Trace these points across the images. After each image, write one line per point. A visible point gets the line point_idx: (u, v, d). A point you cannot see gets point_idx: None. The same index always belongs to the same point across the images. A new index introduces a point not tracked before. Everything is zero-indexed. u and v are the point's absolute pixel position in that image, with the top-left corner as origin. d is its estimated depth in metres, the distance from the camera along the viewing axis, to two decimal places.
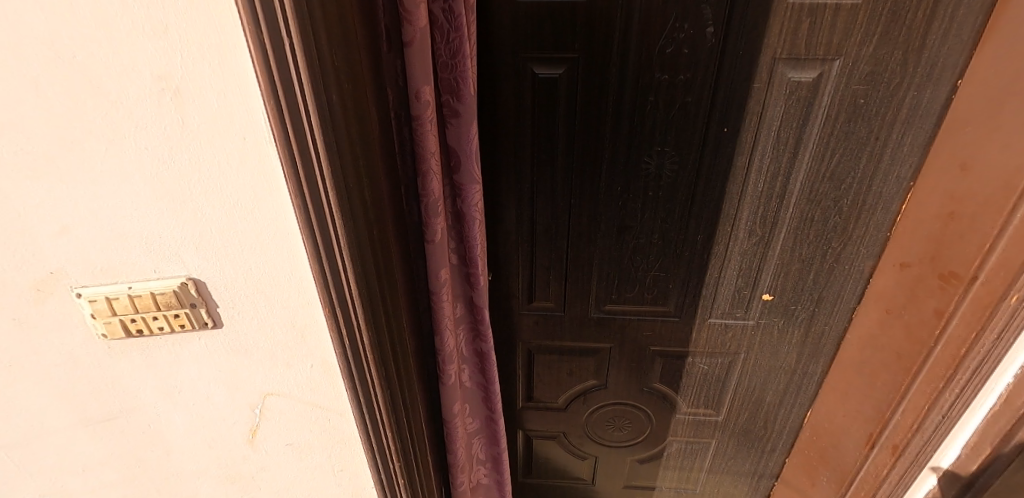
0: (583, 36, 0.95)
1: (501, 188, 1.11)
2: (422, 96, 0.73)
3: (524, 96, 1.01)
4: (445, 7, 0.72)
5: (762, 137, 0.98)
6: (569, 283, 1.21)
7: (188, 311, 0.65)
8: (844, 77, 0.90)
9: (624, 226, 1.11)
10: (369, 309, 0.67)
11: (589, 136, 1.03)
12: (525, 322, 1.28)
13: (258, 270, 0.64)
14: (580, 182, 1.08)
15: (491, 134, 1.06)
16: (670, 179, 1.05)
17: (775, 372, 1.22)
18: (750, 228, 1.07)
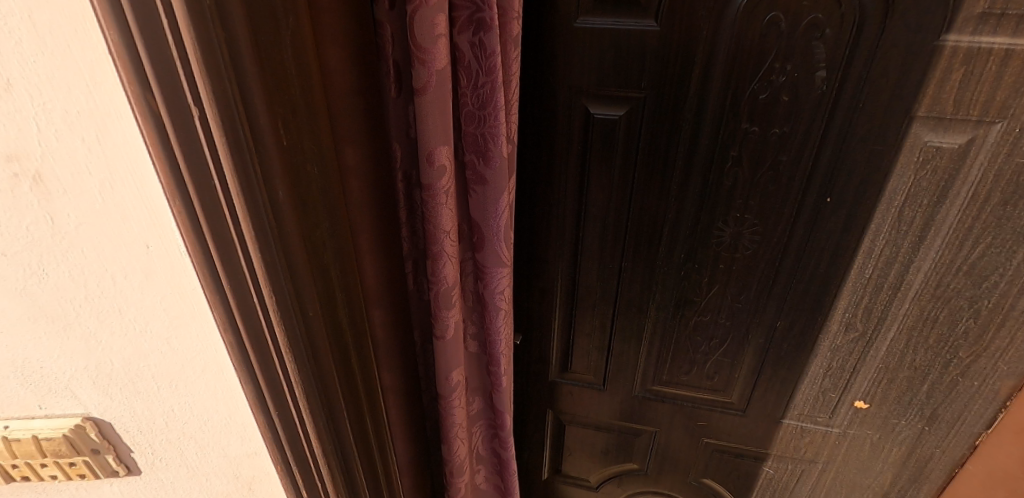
0: (652, 73, 0.78)
1: (543, 240, 0.98)
2: (436, 160, 0.54)
3: (575, 137, 0.86)
4: (474, 42, 0.53)
5: (879, 212, 0.77)
6: (613, 356, 1.06)
7: (87, 460, 0.46)
8: (1002, 148, 0.69)
9: (685, 299, 0.95)
10: (335, 462, 0.49)
11: (651, 195, 0.88)
12: (559, 389, 1.15)
13: (186, 412, 0.44)
14: (637, 245, 0.93)
15: (534, 179, 0.92)
16: (747, 255, 0.87)
17: (860, 491, 1.00)
18: (847, 320, 0.86)
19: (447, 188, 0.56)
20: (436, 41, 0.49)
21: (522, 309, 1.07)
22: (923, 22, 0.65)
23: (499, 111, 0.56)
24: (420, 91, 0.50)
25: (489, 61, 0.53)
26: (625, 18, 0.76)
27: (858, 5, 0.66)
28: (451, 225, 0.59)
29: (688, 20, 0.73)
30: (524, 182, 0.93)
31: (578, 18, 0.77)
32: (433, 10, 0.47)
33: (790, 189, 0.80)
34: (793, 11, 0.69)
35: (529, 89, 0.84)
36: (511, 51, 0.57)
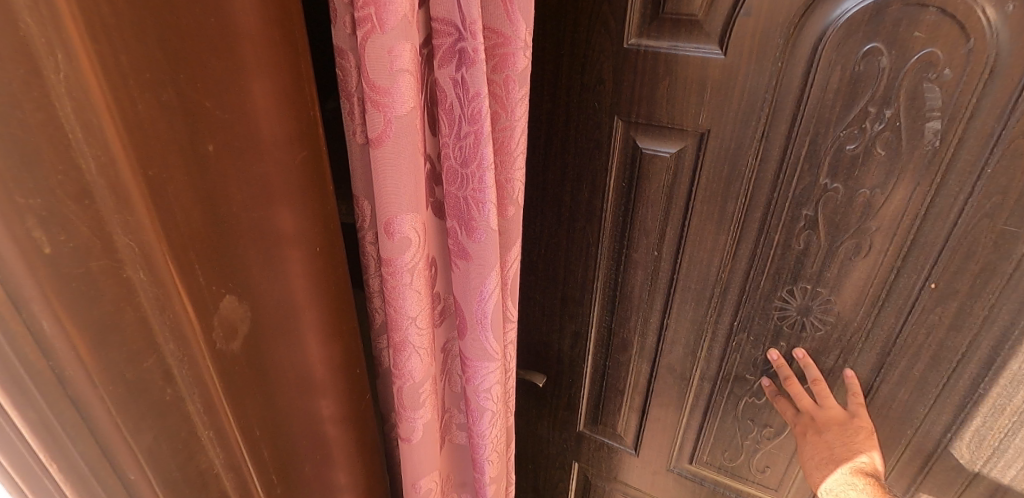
0: (712, 106, 0.65)
1: (574, 282, 0.87)
2: (398, 232, 0.50)
3: (612, 170, 0.75)
4: (456, 78, 0.47)
5: (996, 315, 0.60)
6: (647, 421, 0.93)
7: None
8: None
9: (734, 375, 0.81)
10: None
11: (700, 249, 0.74)
12: (586, 446, 1.03)
13: None
14: (680, 305, 0.79)
15: (569, 214, 0.82)
16: (818, 336, 0.72)
17: None
18: (950, 446, 0.69)
19: (412, 267, 0.52)
20: (398, 79, 0.44)
21: (550, 354, 0.96)
22: None
23: (483, 170, 0.49)
24: (376, 138, 0.46)
25: (472, 105, 0.47)
26: (683, 39, 0.64)
27: (993, 42, 0.51)
28: (421, 309, 0.54)
29: (760, 45, 0.60)
30: (559, 217, 0.82)
31: (628, 35, 0.67)
32: (392, 41, 0.42)
33: (879, 265, 0.64)
34: (899, 43, 0.54)
35: (570, 114, 0.75)
36: (515, 87, 0.50)
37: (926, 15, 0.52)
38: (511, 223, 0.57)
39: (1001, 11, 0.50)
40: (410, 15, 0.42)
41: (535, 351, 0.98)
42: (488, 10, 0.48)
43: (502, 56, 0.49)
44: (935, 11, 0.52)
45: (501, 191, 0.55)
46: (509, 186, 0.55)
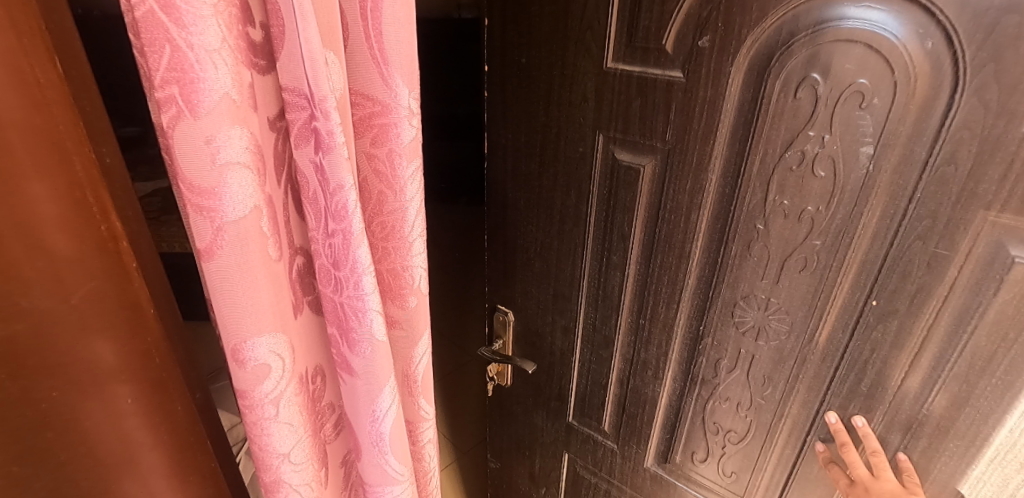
0: (676, 123, 0.72)
1: (563, 279, 0.95)
2: (253, 361, 0.50)
3: (594, 179, 0.84)
4: (315, 161, 0.49)
5: (934, 334, 0.63)
6: (626, 416, 0.99)
7: None
8: None
9: (701, 377, 0.86)
10: None
11: (669, 255, 0.80)
12: (572, 436, 1.10)
13: None
14: (653, 306, 0.86)
15: (559, 216, 0.91)
16: (774, 345, 0.76)
17: None
18: (894, 456, 0.71)
19: (276, 398, 0.53)
20: (226, 175, 0.44)
21: (543, 345, 1.05)
22: (1009, 101, 0.52)
23: (361, 275, 0.52)
24: (206, 249, 0.45)
25: (337, 198, 0.49)
26: (651, 62, 0.72)
27: (916, 76, 0.56)
28: (297, 434, 0.56)
29: (714, 71, 0.67)
30: (550, 218, 0.92)
31: (607, 59, 0.75)
32: (212, 130, 0.42)
33: (824, 280, 0.68)
34: (832, 73, 0.60)
35: (560, 127, 0.84)
36: (401, 161, 0.55)
37: (855, 49, 0.58)
38: (415, 312, 0.62)
39: (921, 46, 0.55)
40: (238, 97, 0.43)
41: (531, 342, 1.06)
42: (364, 81, 0.52)
43: (387, 126, 0.53)
44: (863, 45, 0.57)
45: (398, 280, 0.60)
46: (407, 273, 0.60)
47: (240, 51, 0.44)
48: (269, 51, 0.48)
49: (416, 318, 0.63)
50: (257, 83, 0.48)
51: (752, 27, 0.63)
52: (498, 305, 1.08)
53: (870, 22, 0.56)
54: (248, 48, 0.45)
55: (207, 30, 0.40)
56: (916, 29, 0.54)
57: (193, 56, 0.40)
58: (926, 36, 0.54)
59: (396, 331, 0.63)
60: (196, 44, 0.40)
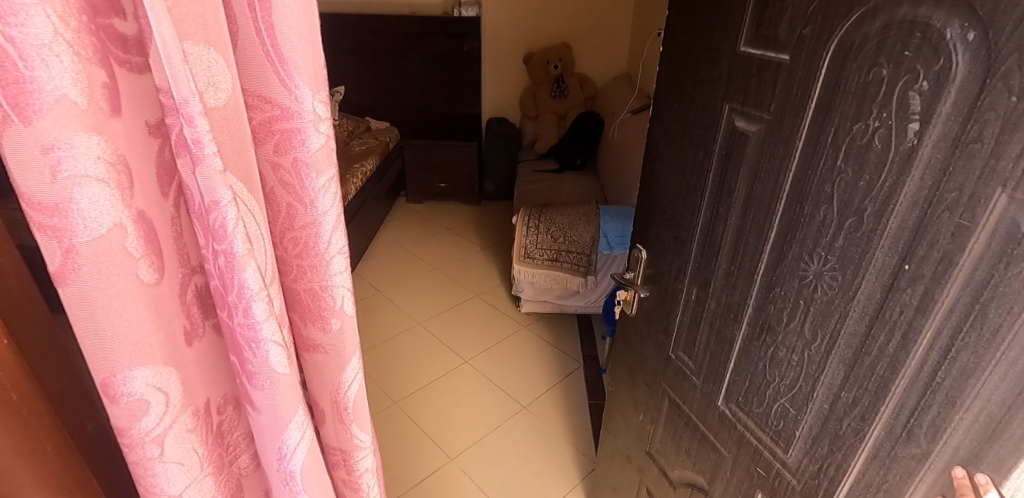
0: (779, 98, 0.75)
1: (684, 225, 1.02)
2: (128, 395, 0.38)
3: (716, 142, 0.89)
4: (190, 171, 0.37)
5: (952, 303, 0.59)
6: (711, 356, 1.00)
7: None
8: None
9: (767, 325, 0.85)
10: None
11: (760, 208, 0.82)
12: (669, 368, 1.14)
13: None
14: (744, 255, 0.88)
15: (691, 173, 0.98)
16: (826, 300, 0.74)
17: None
18: None
19: (161, 435, 0.40)
20: (73, 190, 0.32)
21: (664, 282, 1.11)
22: None
23: (251, 300, 0.39)
24: (55, 274, 0.34)
25: (212, 215, 0.37)
26: (768, 46, 0.76)
27: (957, 65, 0.54)
28: (191, 475, 0.43)
29: (810, 55, 0.69)
30: (684, 173, 1.00)
31: (740, 43, 0.82)
32: (52, 134, 0.31)
33: (875, 241, 0.66)
34: (894, 59, 0.59)
35: (701, 96, 0.92)
36: (310, 171, 0.44)
37: (911, 39, 0.57)
38: (341, 335, 0.51)
39: (963, 39, 0.53)
40: (85, 101, 0.32)
41: (655, 278, 1.15)
42: (247, 75, 0.41)
43: (292, 131, 0.42)
44: (919, 36, 0.56)
45: (318, 301, 0.48)
46: (327, 294, 0.48)
47: (87, 48, 0.32)
48: (139, 38, 0.36)
49: (343, 342, 0.51)
50: (124, 76, 0.36)
51: (842, 21, 0.65)
52: (638, 243, 1.20)
53: (926, 16, 0.55)
54: (105, 41, 0.34)
55: (32, 22, 0.29)
56: (960, 21, 0.53)
57: (15, 51, 0.29)
58: (967, 28, 0.52)
59: (319, 356, 0.51)
60: (17, 38, 0.29)
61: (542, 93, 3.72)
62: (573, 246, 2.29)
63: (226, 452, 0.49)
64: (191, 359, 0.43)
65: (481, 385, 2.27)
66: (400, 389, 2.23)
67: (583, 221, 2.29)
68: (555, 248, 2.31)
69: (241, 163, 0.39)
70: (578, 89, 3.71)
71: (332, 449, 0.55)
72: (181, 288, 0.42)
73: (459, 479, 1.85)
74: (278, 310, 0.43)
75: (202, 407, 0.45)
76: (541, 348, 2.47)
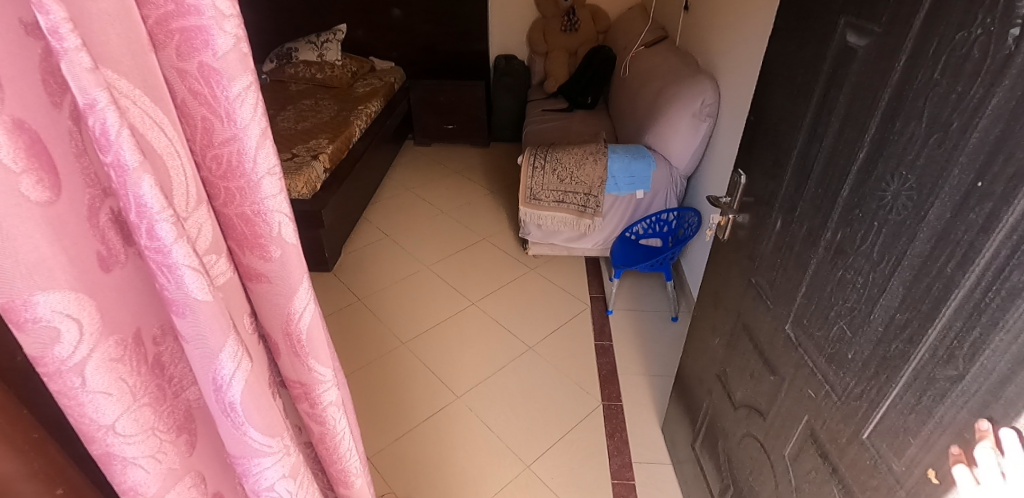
0: (891, 8, 0.71)
1: (783, 149, 1.02)
2: (34, 322, 0.37)
3: (826, 60, 0.86)
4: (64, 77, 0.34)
5: (1018, 221, 0.56)
6: (787, 280, 1.02)
7: None
8: None
9: (839, 250, 0.85)
10: None
11: (854, 129, 0.80)
12: (748, 293, 1.18)
13: None
14: (831, 178, 0.86)
15: (795, 97, 0.97)
16: (899, 221, 0.72)
17: None
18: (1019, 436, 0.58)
19: (80, 365, 0.40)
20: None
21: (758, 209, 1.12)
22: None
23: (154, 220, 0.37)
24: None
25: (92, 120, 0.35)
26: None
27: None
28: (123, 404, 0.43)
29: None
30: (790, 95, 0.98)
31: None
32: None
33: (956, 157, 0.63)
34: None
35: (820, 12, 0.88)
36: (222, 78, 0.42)
37: None
38: (285, 262, 0.49)
39: None
40: None
41: (751, 205, 1.15)
42: None
43: (193, 30, 0.40)
44: None
45: (253, 227, 0.47)
46: (261, 218, 0.46)
47: None
48: None
49: (287, 270, 0.49)
50: None
51: None
52: (739, 168, 1.21)
53: None
54: None
55: None
56: None
57: None
58: None
59: (262, 286, 0.49)
60: None
61: (551, 27, 3.55)
62: (581, 187, 2.24)
63: (168, 385, 0.48)
64: (111, 287, 0.42)
65: (488, 327, 2.27)
66: (409, 330, 2.26)
67: (590, 159, 2.20)
68: (562, 190, 2.26)
69: (130, 69, 0.36)
70: (588, 23, 3.53)
71: (292, 383, 0.54)
72: (89, 212, 0.40)
73: (465, 416, 1.90)
74: (192, 234, 0.41)
75: (131, 337, 0.44)
76: (552, 291, 2.46)
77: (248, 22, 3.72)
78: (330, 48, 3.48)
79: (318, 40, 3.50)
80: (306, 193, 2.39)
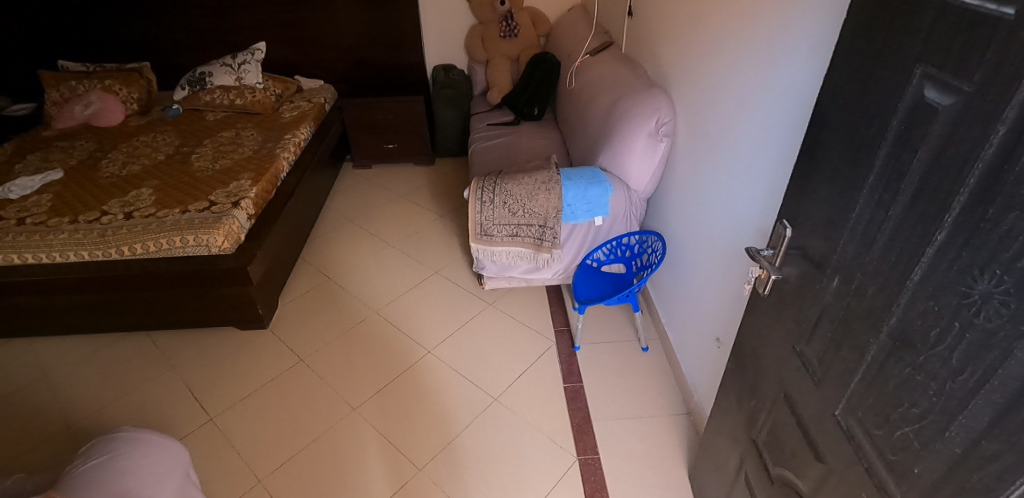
0: (990, 64, 0.59)
1: (836, 207, 0.87)
2: None
3: (896, 115, 0.73)
4: None
5: None
6: (839, 359, 0.88)
7: None
8: None
9: (904, 342, 0.74)
10: None
11: (931, 204, 0.68)
12: (791, 360, 1.03)
13: None
14: (898, 255, 0.74)
15: (853, 149, 0.82)
16: (988, 329, 0.62)
17: None
18: None
19: None
20: None
21: (806, 269, 0.97)
22: None
23: None
24: None
25: None
26: None
27: None
28: None
29: None
30: (847, 146, 0.84)
31: None
32: None
33: None
34: None
35: (887, 54, 0.74)
36: None
37: None
38: None
39: None
40: None
41: (796, 263, 1.00)
42: None
43: None
44: None
45: None
46: None
47: None
48: None
49: None
50: None
51: None
52: (784, 218, 1.04)
53: None
54: None
55: None
56: None
57: None
58: None
59: None
60: None
61: (490, 34, 3.34)
62: (534, 219, 2.06)
63: None
64: None
65: (446, 379, 2.07)
66: (360, 391, 2.03)
67: (541, 190, 2.01)
68: (513, 224, 2.08)
69: None
70: (530, 28, 3.35)
71: None
72: None
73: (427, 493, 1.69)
74: None
75: None
76: (512, 328, 2.28)
77: (157, 45, 3.35)
78: (248, 70, 3.17)
79: (234, 62, 3.18)
80: (228, 246, 2.10)
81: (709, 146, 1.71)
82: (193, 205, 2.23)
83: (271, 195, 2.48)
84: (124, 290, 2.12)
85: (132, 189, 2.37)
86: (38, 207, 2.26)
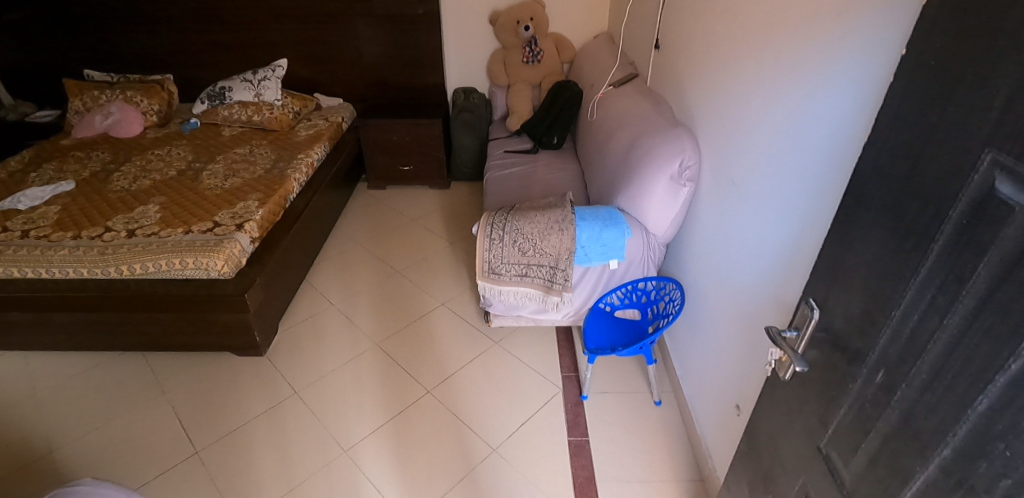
0: None
1: (873, 298, 0.74)
2: None
3: (956, 207, 0.61)
4: None
5: None
6: (872, 477, 0.75)
7: None
8: None
9: (961, 482, 0.61)
10: None
11: (1002, 323, 0.56)
12: (813, 460, 0.89)
13: None
14: (954, 374, 0.61)
15: (898, 236, 0.70)
16: None
17: None
18: None
19: None
20: None
21: (833, 360, 0.84)
22: None
23: None
24: None
25: None
26: None
27: None
28: None
29: None
30: (890, 230, 0.71)
31: None
32: None
33: None
34: None
35: (945, 133, 0.62)
36: None
37: None
38: None
39: None
40: None
41: (820, 349, 0.87)
42: None
43: None
44: None
45: None
46: None
47: None
48: None
49: None
50: None
51: None
52: (809, 297, 0.91)
53: None
54: None
55: None
56: None
57: None
58: None
59: None
60: None
61: (512, 59, 3.28)
62: (546, 260, 1.95)
63: None
64: None
65: (441, 424, 1.96)
66: (352, 432, 1.93)
67: (555, 230, 1.91)
68: (525, 264, 1.97)
69: None
70: (554, 55, 3.28)
71: None
72: None
73: None
74: None
75: None
76: (516, 370, 2.16)
77: (178, 58, 3.35)
78: (268, 86, 3.13)
79: (254, 78, 3.15)
80: (229, 271, 2.04)
81: (735, 196, 1.60)
82: (198, 225, 2.17)
83: (280, 215, 2.42)
84: (126, 313, 2.06)
85: (139, 205, 2.33)
86: (46, 219, 2.23)
